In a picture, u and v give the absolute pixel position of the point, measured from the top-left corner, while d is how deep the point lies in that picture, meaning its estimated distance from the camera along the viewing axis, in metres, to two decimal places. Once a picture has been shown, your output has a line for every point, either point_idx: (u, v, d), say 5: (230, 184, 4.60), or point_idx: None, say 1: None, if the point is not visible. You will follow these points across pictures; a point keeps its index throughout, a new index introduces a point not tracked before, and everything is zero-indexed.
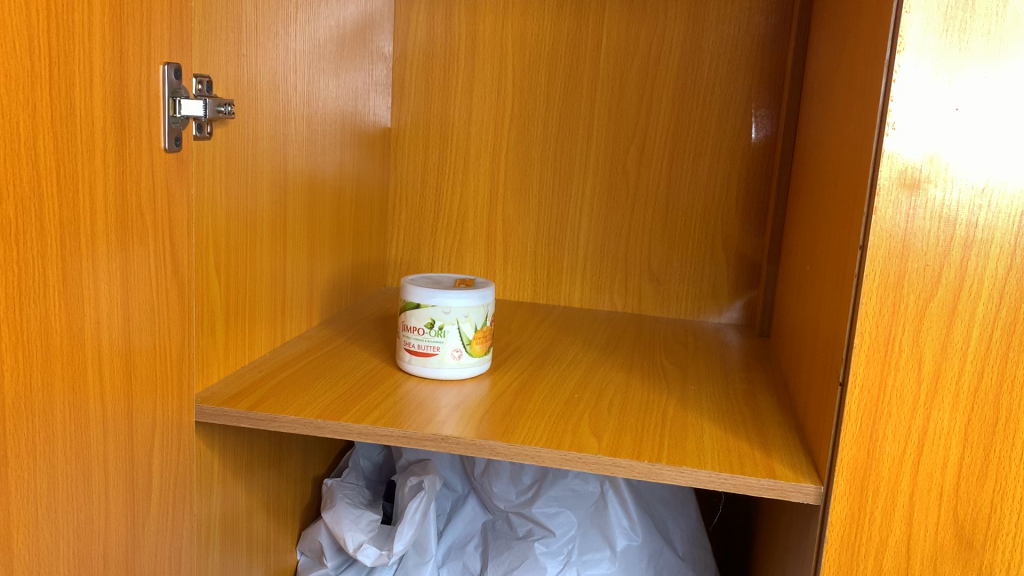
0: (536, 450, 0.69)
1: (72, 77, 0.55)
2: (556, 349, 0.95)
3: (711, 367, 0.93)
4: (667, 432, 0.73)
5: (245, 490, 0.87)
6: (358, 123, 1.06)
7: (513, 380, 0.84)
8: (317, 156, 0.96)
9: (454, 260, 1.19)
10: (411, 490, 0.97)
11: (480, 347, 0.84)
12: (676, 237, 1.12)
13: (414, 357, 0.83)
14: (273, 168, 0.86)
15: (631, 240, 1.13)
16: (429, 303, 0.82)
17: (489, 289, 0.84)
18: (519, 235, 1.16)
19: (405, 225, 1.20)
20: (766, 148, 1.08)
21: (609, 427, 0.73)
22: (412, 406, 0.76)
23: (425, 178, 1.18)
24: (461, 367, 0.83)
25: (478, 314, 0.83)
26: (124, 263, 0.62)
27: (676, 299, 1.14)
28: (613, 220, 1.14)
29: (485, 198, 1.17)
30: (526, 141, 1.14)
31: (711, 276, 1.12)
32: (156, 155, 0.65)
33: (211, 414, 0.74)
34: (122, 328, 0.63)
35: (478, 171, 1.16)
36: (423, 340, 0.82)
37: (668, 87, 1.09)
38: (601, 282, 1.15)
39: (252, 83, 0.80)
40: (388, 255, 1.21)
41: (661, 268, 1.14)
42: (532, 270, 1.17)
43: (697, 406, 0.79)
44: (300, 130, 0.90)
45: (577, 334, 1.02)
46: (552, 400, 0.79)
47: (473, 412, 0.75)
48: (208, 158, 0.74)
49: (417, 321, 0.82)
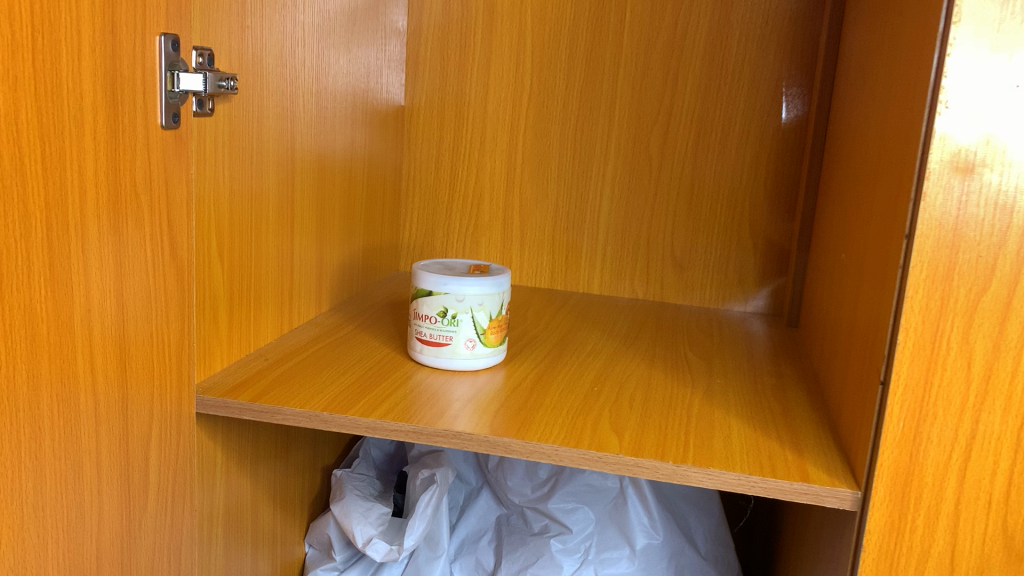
0: (553, 448, 0.65)
1: (58, 48, 0.51)
2: (575, 339, 0.91)
3: (738, 359, 0.89)
4: (692, 430, 0.69)
5: (250, 482, 0.84)
6: (370, 101, 1.02)
7: (528, 373, 0.80)
8: (327, 135, 0.92)
9: (469, 244, 1.15)
10: (423, 483, 0.93)
11: (495, 337, 0.79)
12: (700, 222, 1.08)
13: (426, 347, 0.79)
14: (279, 148, 0.82)
15: (654, 224, 1.09)
16: (441, 291, 0.78)
17: (504, 276, 0.80)
18: (537, 218, 1.12)
19: (419, 207, 1.16)
20: (797, 129, 1.04)
21: (631, 424, 0.69)
22: (422, 400, 0.72)
23: (439, 157, 1.14)
24: (475, 358, 0.78)
25: (493, 302, 0.78)
26: (119, 247, 0.58)
27: (700, 287, 1.09)
28: (635, 203, 1.09)
29: (502, 180, 1.12)
30: (545, 120, 1.09)
31: (737, 262, 1.08)
32: (153, 132, 0.61)
33: (211, 404, 0.70)
34: (116, 314, 0.59)
35: (494, 151, 1.12)
36: (435, 330, 0.78)
37: (695, 64, 1.04)
38: (622, 267, 1.11)
39: (257, 57, 0.76)
40: (401, 239, 1.17)
41: (685, 253, 1.09)
42: (550, 254, 1.13)
43: (723, 402, 0.75)
44: (309, 107, 0.87)
45: (597, 323, 0.98)
46: (570, 394, 0.75)
47: (487, 407, 0.71)
48: (210, 135, 0.70)
49: (428, 309, 0.78)
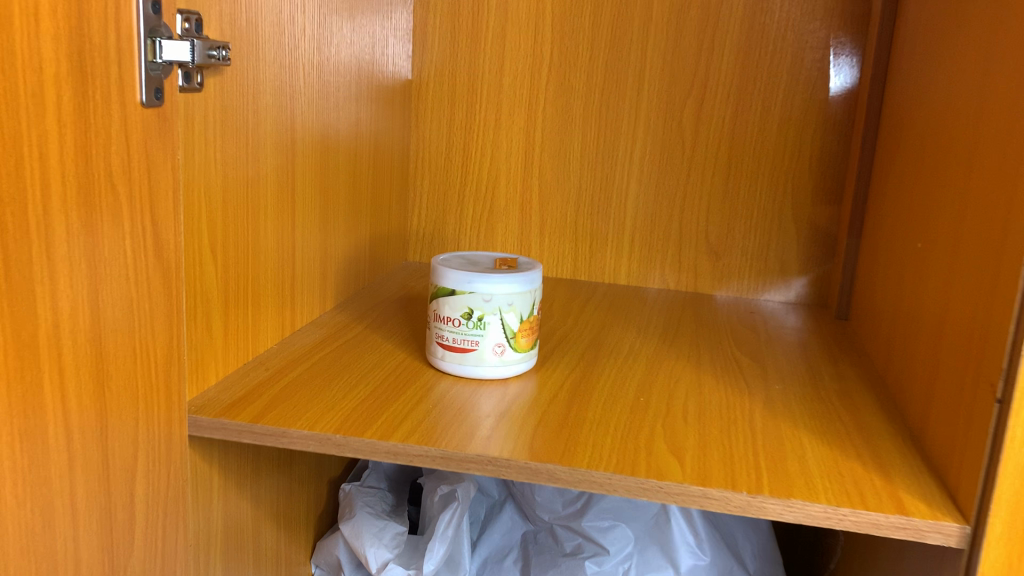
0: (606, 477, 0.55)
1: (10, 7, 0.41)
2: (609, 339, 0.82)
3: (791, 360, 0.80)
4: (761, 450, 0.60)
5: (251, 503, 0.75)
6: (375, 74, 0.92)
7: (564, 381, 0.71)
8: (330, 113, 0.82)
9: (484, 231, 1.05)
10: (442, 499, 0.84)
11: (526, 341, 0.70)
12: (738, 205, 0.99)
13: (449, 354, 0.69)
14: (277, 128, 0.72)
15: (686, 208, 1.00)
16: (465, 290, 0.68)
17: (536, 271, 0.71)
18: (558, 202, 1.03)
19: (428, 191, 1.06)
20: (846, 102, 0.94)
21: (690, 443, 0.60)
22: (447, 417, 0.62)
23: (451, 136, 1.04)
24: (504, 365, 0.69)
25: (524, 302, 0.69)
26: (93, 249, 0.49)
27: (737, 275, 1.01)
28: (666, 185, 1.00)
29: (519, 161, 1.03)
30: (567, 95, 1.00)
31: (778, 249, 0.99)
32: (132, 112, 0.51)
33: (206, 426, 0.61)
34: (92, 330, 0.50)
35: (511, 128, 1.02)
36: (459, 334, 0.69)
37: (733, 31, 0.95)
38: (652, 255, 1.02)
39: (251, 24, 0.66)
40: (409, 227, 1.07)
41: (721, 240, 1.00)
42: (572, 241, 1.03)
43: (788, 414, 0.67)
44: (310, 81, 0.77)
45: (630, 319, 0.88)
46: (615, 407, 0.66)
47: (523, 423, 0.62)
48: (199, 115, 0.60)
49: (451, 310, 0.69)
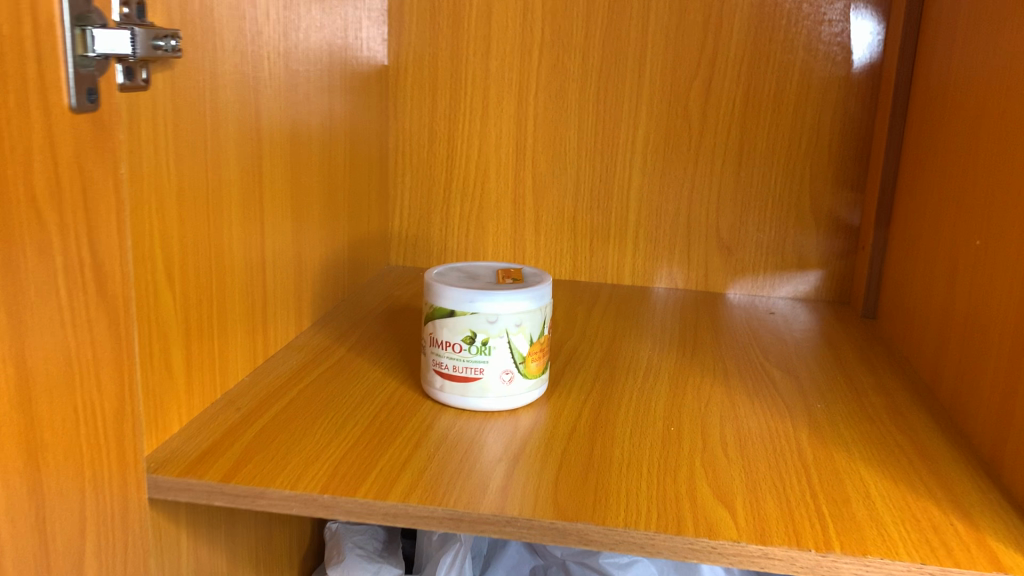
0: (648, 536, 0.47)
1: None
2: (624, 353, 0.73)
3: (827, 372, 0.72)
4: (819, 490, 0.52)
5: (228, 557, 0.66)
6: (348, 61, 0.82)
7: (582, 409, 0.62)
8: (300, 106, 0.72)
9: (473, 230, 0.96)
10: (442, 538, 0.76)
11: (537, 365, 0.61)
12: (752, 195, 0.90)
13: (449, 384, 0.61)
14: (240, 128, 0.62)
15: (695, 199, 0.91)
16: (467, 311, 0.59)
17: (545, 284, 0.62)
18: (554, 196, 0.94)
19: (410, 188, 0.97)
20: (868, 79, 0.86)
21: (738, 486, 0.52)
22: (454, 463, 0.53)
23: (433, 127, 0.94)
24: (513, 395, 0.60)
25: (533, 322, 0.60)
26: (13, 293, 0.39)
27: (752, 272, 0.93)
28: (672, 175, 0.91)
29: (510, 152, 0.93)
30: (561, 78, 0.90)
31: (796, 242, 0.91)
32: (58, 119, 0.42)
33: (169, 488, 0.51)
34: (18, 391, 0.40)
35: (500, 117, 0.93)
36: (460, 361, 0.60)
37: (743, 4, 0.86)
38: (658, 251, 0.93)
39: (205, 7, 0.56)
40: (390, 228, 0.98)
41: (734, 233, 0.92)
42: (571, 238, 0.95)
43: (840, 442, 0.59)
44: (276, 72, 0.67)
45: (643, 327, 0.80)
46: (644, 440, 0.57)
47: (542, 468, 0.53)
48: (147, 118, 0.50)
49: (451, 334, 0.60)
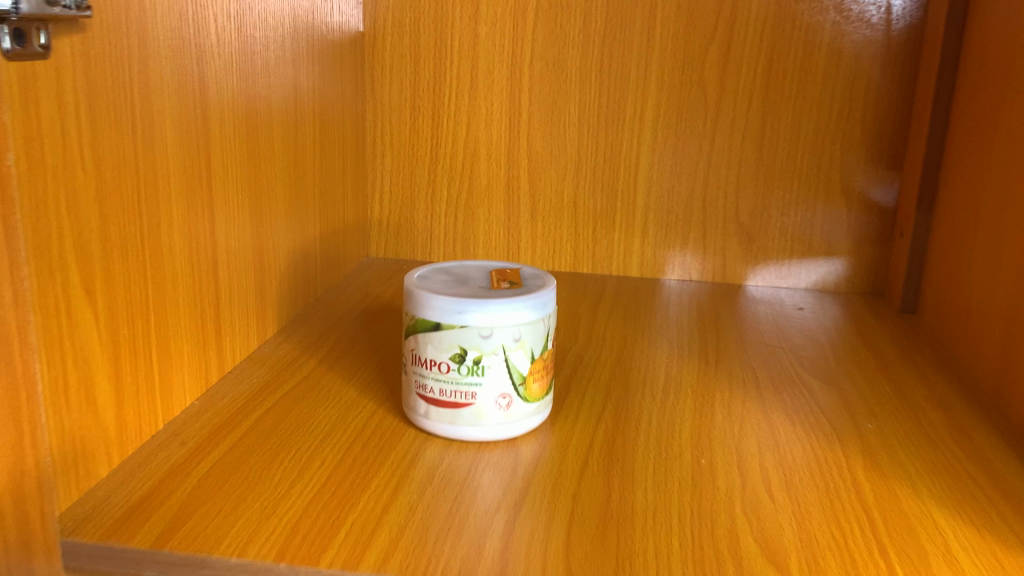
0: None
1: None
2: (637, 363, 0.63)
3: (872, 382, 0.62)
4: (889, 544, 0.42)
5: None
6: (316, 27, 0.71)
7: (593, 436, 0.52)
8: (258, 79, 0.62)
9: (463, 216, 0.86)
10: None
11: (539, 386, 0.51)
12: (775, 176, 0.80)
13: (435, 410, 0.51)
14: (181, 107, 0.52)
15: (711, 181, 0.81)
16: (455, 324, 0.49)
17: (547, 289, 0.52)
18: (552, 178, 0.84)
19: (391, 170, 0.86)
20: (908, 42, 0.76)
21: (791, 540, 0.42)
22: (441, 515, 0.44)
23: (416, 101, 0.84)
24: (512, 422, 0.51)
25: (534, 335, 0.51)
26: None
27: (774, 261, 0.83)
28: (685, 153, 0.81)
29: (502, 129, 0.83)
30: (559, 45, 0.80)
31: (824, 227, 0.81)
32: None
33: (88, 555, 0.41)
34: None
35: (490, 89, 0.82)
36: (448, 384, 0.50)
37: None
38: (669, 239, 0.84)
39: None
40: (368, 215, 0.88)
41: (755, 218, 0.82)
42: (572, 225, 0.85)
43: (902, 476, 0.49)
44: (225, 38, 0.56)
45: (657, 329, 0.70)
46: (670, 477, 0.48)
47: (550, 519, 0.43)
48: (50, 94, 0.40)
49: (436, 352, 0.50)
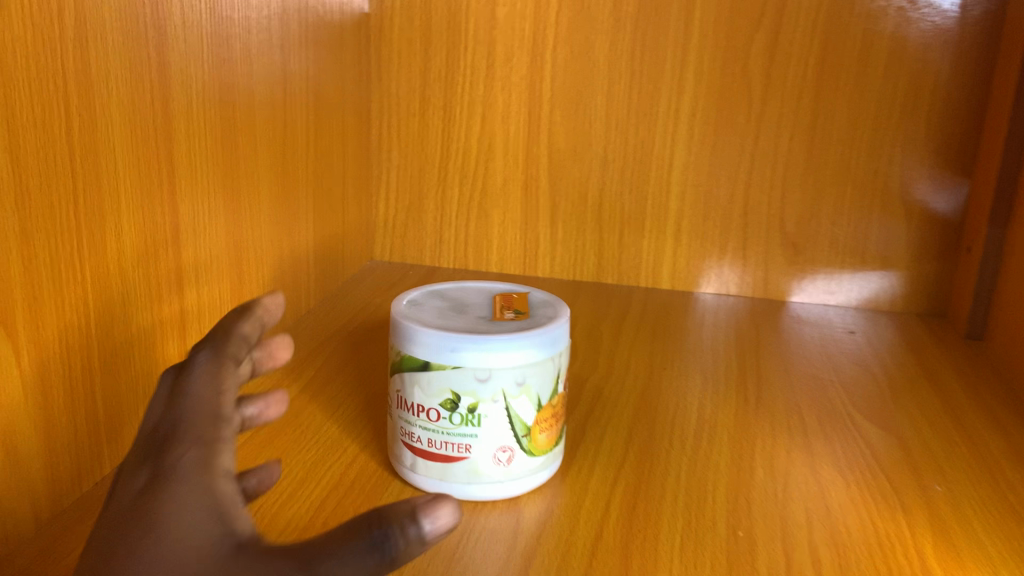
0: None
1: None
2: (665, 399, 0.55)
3: (938, 428, 0.54)
4: None
5: None
6: (311, 8, 0.64)
7: (611, 495, 0.44)
8: (237, 67, 0.54)
9: (476, 218, 0.78)
10: None
11: (546, 437, 0.44)
12: (826, 181, 0.72)
13: (423, 463, 0.43)
14: (136, 100, 0.44)
15: (753, 185, 0.73)
16: (446, 364, 0.41)
17: (559, 322, 0.44)
18: (575, 178, 0.75)
19: (398, 167, 0.78)
20: (986, 29, 0.66)
21: None
22: None
23: (426, 91, 0.76)
24: (514, 479, 0.43)
25: (541, 378, 0.43)
26: None
27: (821, 275, 0.74)
28: (725, 154, 0.72)
29: (520, 122, 0.75)
30: (586, 31, 0.72)
31: (880, 240, 0.72)
32: None
33: None
34: None
35: (508, 79, 0.74)
36: (438, 434, 0.42)
37: None
38: (704, 249, 0.75)
39: None
40: (373, 216, 0.80)
41: (802, 228, 0.73)
42: (597, 230, 0.77)
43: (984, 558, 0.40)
44: (194, 20, 0.49)
45: (688, 356, 0.62)
46: (701, 554, 0.40)
47: None
48: None
49: (424, 396, 0.42)
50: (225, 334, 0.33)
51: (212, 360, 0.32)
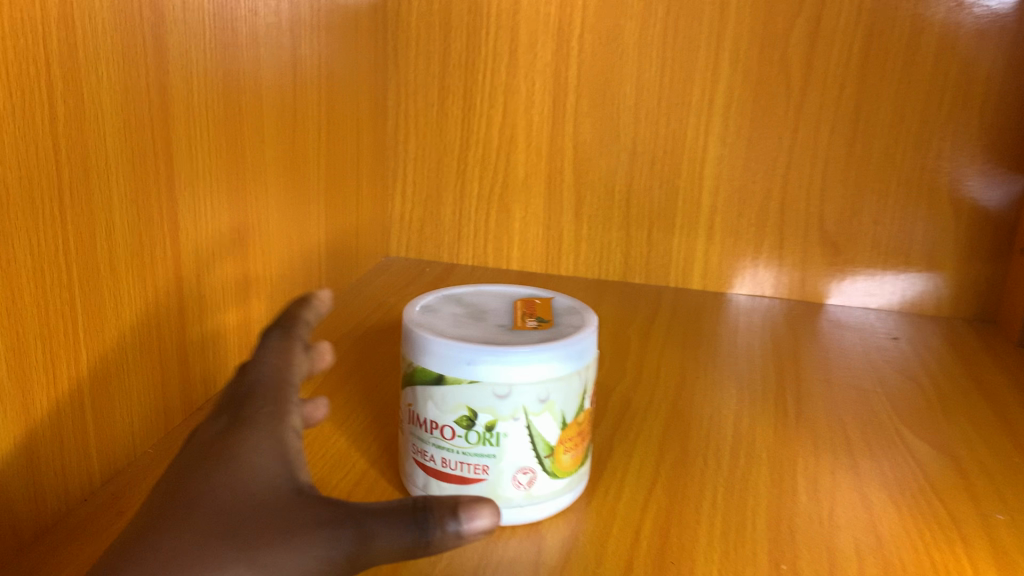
0: None
1: None
2: (698, 412, 0.51)
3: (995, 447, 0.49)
4: None
5: None
6: None
7: (641, 521, 0.40)
8: (243, 53, 0.51)
9: (497, 213, 0.75)
10: None
11: (571, 457, 0.40)
12: (870, 177, 0.67)
13: (436, 484, 0.40)
14: (130, 88, 0.41)
15: (790, 181, 0.69)
16: (462, 379, 0.38)
17: (586, 332, 0.40)
18: (602, 172, 0.72)
19: (415, 159, 0.75)
20: None
21: None
22: None
23: (445, 79, 0.72)
24: (535, 503, 0.39)
25: (566, 393, 0.39)
26: None
27: (862, 277, 0.70)
28: (761, 148, 0.68)
29: (544, 113, 0.71)
30: (615, 16, 0.67)
31: (926, 240, 0.68)
32: None
33: None
34: None
35: (532, 67, 0.70)
36: (453, 453, 0.39)
37: None
38: (737, 248, 0.71)
39: None
40: (389, 209, 0.76)
41: (842, 227, 0.69)
42: (623, 227, 0.73)
43: None
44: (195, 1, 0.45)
45: (721, 364, 0.58)
46: None
47: None
48: None
49: (438, 412, 0.39)
50: (293, 323, 0.36)
51: (283, 338, 0.34)
